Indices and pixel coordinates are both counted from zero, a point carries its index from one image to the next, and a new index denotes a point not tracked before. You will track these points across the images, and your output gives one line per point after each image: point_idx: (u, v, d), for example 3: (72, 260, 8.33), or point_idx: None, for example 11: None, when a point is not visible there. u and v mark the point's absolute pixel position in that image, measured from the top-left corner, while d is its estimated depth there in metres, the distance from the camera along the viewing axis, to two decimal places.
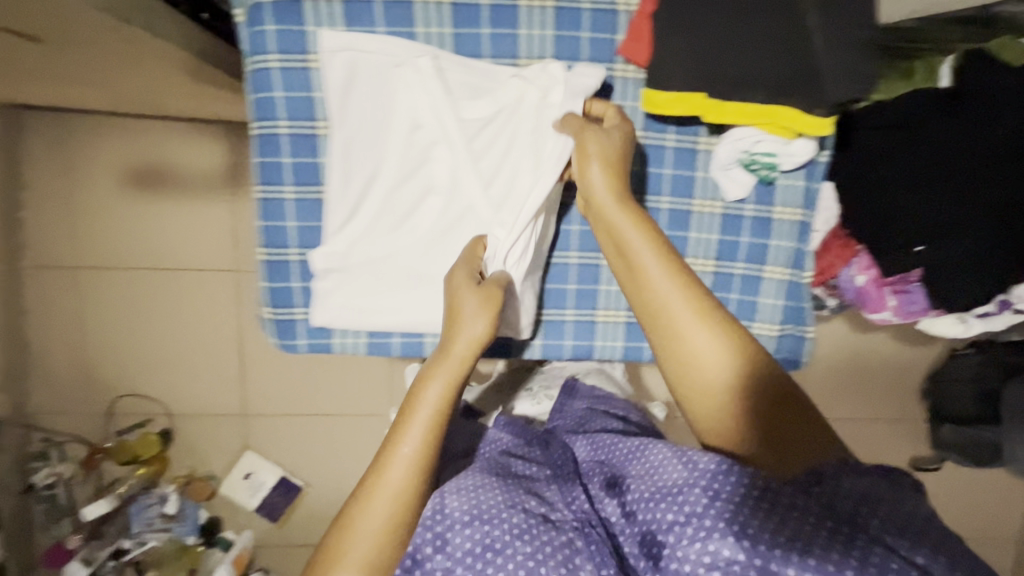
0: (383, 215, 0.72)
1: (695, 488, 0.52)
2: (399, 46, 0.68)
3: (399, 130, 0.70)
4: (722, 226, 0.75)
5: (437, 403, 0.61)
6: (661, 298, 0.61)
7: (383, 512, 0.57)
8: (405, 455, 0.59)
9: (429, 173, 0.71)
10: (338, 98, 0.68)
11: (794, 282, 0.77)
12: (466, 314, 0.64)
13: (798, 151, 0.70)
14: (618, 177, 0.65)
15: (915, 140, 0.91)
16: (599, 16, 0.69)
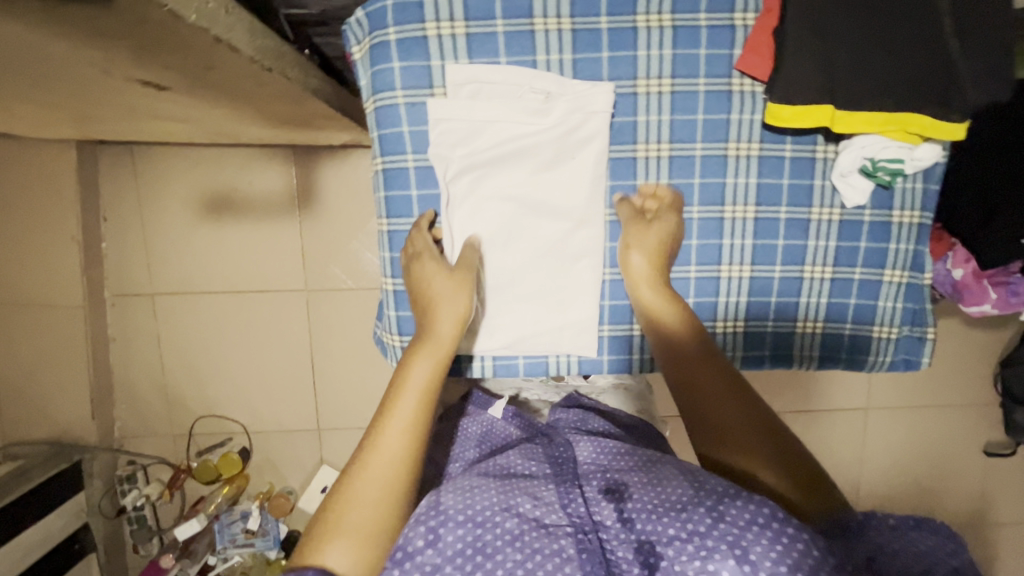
0: (503, 234, 0.74)
1: (701, 507, 0.54)
2: (521, 75, 0.69)
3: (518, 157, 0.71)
4: (840, 233, 0.76)
5: (424, 384, 0.64)
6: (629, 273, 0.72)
7: (382, 484, 0.58)
8: (404, 420, 0.61)
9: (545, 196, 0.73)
10: (460, 126, 0.70)
11: (913, 284, 0.78)
12: (442, 294, 0.69)
13: (923, 156, 0.70)
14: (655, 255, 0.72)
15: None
16: (716, 32, 0.70)
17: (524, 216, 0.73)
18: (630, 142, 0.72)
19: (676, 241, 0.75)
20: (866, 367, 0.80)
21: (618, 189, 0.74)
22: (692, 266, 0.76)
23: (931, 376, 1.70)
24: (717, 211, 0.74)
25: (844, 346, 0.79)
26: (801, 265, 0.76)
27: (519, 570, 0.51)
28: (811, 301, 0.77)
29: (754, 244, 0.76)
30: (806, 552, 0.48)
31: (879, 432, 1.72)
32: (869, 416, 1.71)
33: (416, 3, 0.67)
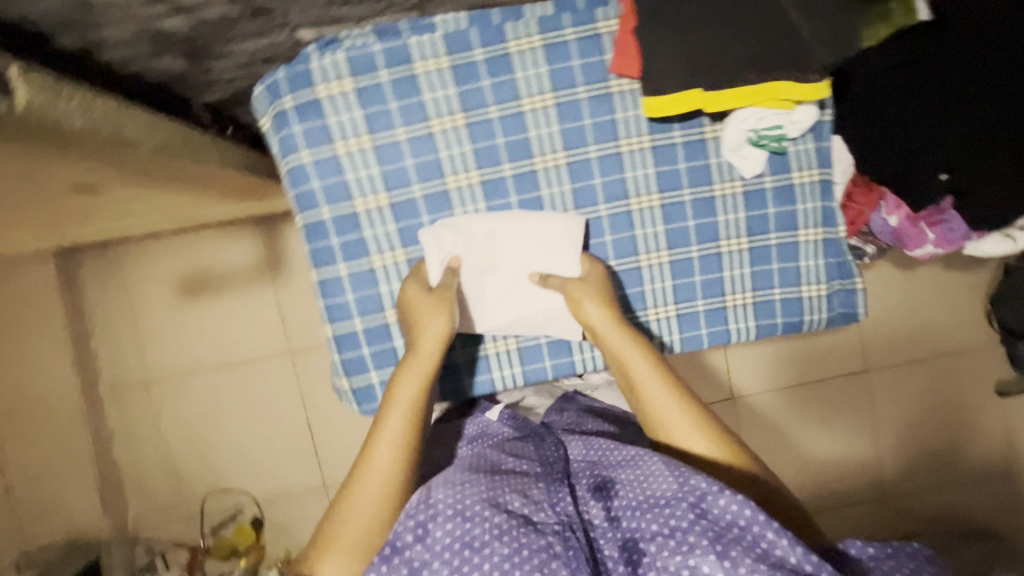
0: (483, 269, 0.76)
1: (683, 503, 0.55)
2: (447, 221, 0.75)
3: (474, 233, 0.75)
4: (746, 204, 0.78)
5: (410, 399, 0.68)
6: (615, 350, 0.70)
7: (373, 491, 0.64)
8: (392, 434, 0.66)
9: (502, 242, 0.76)
10: (446, 242, 0.74)
11: (831, 239, 0.80)
12: (424, 314, 0.71)
13: (800, 118, 0.74)
14: (608, 306, 0.72)
15: (926, 71, 0.89)
16: (585, 42, 0.74)
17: (490, 250, 0.75)
18: (526, 157, 0.76)
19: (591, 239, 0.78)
20: (805, 328, 0.82)
21: (526, 201, 0.77)
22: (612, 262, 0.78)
23: (924, 326, 1.68)
24: (623, 205, 0.78)
25: (777, 312, 0.80)
26: (717, 241, 0.79)
27: (506, 564, 0.54)
28: (735, 273, 0.79)
29: (666, 230, 0.78)
30: (780, 557, 0.52)
31: (886, 390, 1.68)
32: (871, 376, 1.68)
33: (305, 71, 0.74)
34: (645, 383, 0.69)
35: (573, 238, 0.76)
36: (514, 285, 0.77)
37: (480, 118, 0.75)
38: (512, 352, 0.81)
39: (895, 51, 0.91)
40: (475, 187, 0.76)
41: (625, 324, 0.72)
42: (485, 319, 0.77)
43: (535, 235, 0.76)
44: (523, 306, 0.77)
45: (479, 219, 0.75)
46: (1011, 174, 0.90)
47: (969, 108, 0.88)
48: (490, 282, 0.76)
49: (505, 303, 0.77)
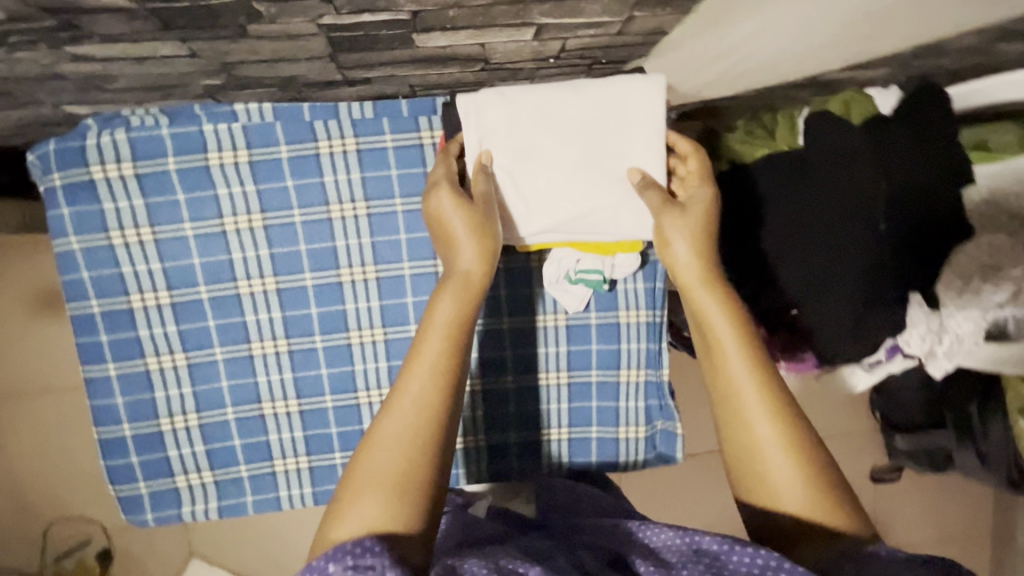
0: (529, 153, 0.60)
1: (698, 564, 0.44)
2: (522, 105, 0.59)
3: (524, 115, 0.59)
4: (568, 337, 0.74)
5: (446, 327, 0.51)
6: (701, 315, 0.55)
7: (393, 453, 0.46)
8: (413, 388, 0.49)
9: (559, 121, 0.60)
10: (495, 123, 0.59)
11: (654, 382, 0.76)
12: (460, 234, 0.55)
13: (624, 263, 0.68)
14: (698, 242, 0.57)
15: (777, 208, 0.92)
16: (404, 152, 0.68)
17: (554, 129, 0.60)
18: (331, 267, 0.70)
19: (397, 362, 0.72)
20: (621, 469, 0.78)
21: (327, 315, 0.70)
22: (384, 388, 0.72)
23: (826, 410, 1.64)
24: None
25: (592, 452, 0.77)
26: (535, 374, 0.75)
27: None
28: (550, 407, 0.76)
29: (479, 357, 0.73)
30: None
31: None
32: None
33: (78, 147, 0.65)
34: (726, 340, 0.53)
35: (630, 126, 0.60)
36: (590, 168, 0.60)
37: (280, 221, 0.68)
38: (302, 471, 0.73)
39: (745, 187, 0.95)
40: (270, 295, 0.69)
41: (711, 270, 0.56)
42: (533, 219, 0.61)
43: (601, 115, 0.60)
44: (589, 201, 0.61)
45: (534, 92, 0.59)
46: (864, 314, 0.88)
47: (816, 245, 0.89)
48: (541, 163, 0.60)
49: (565, 193, 0.61)
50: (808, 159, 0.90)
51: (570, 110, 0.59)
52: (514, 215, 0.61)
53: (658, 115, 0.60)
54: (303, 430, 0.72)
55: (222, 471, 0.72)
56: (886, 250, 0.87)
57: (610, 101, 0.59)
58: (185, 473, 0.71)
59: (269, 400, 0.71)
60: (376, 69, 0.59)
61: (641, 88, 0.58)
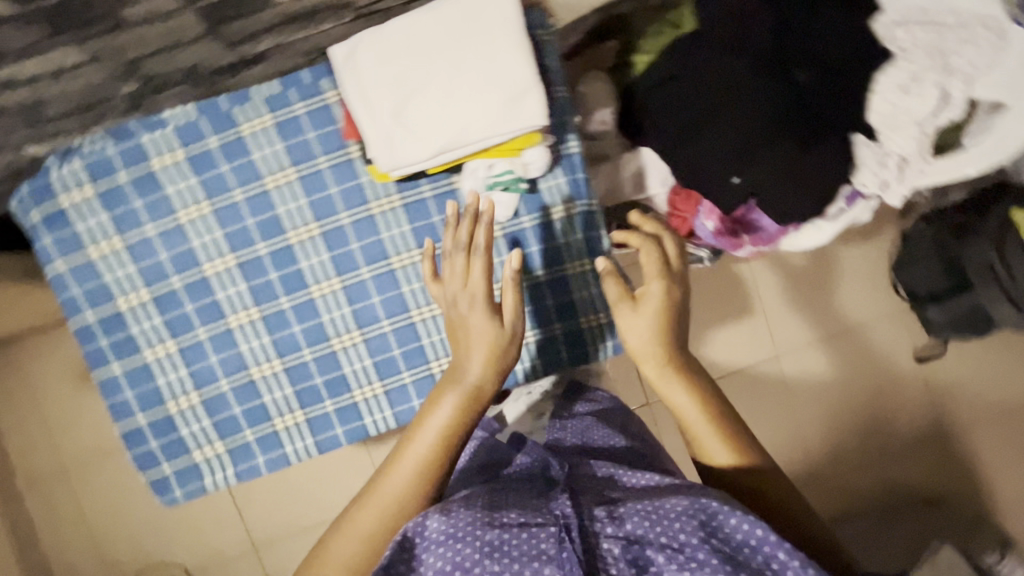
0: (403, 81, 0.66)
1: (692, 520, 0.57)
2: (386, 41, 0.66)
3: (391, 48, 0.66)
4: (509, 245, 0.78)
5: (443, 426, 0.69)
6: (658, 383, 0.74)
7: (381, 514, 0.66)
8: (408, 464, 0.68)
9: (422, 45, 0.66)
10: (366, 62, 0.67)
11: (601, 267, 0.80)
12: (467, 334, 0.69)
13: (532, 160, 0.73)
14: (663, 334, 0.72)
15: (694, 83, 0.92)
16: (316, 114, 0.75)
17: (419, 52, 0.66)
18: (279, 232, 0.77)
19: (359, 305, 0.78)
20: (594, 358, 0.82)
21: (286, 276, 0.78)
22: (355, 331, 0.79)
23: (850, 298, 1.56)
24: (385, 264, 0.78)
25: (560, 347, 0.80)
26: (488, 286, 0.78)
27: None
28: None
29: None
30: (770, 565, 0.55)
31: (825, 368, 1.55)
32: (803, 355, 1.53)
33: (45, 182, 0.75)
34: (681, 404, 0.73)
35: (486, 27, 0.65)
36: (459, 78, 0.66)
37: (226, 203, 0.76)
38: (301, 424, 0.80)
39: (659, 73, 0.96)
40: (232, 271, 0.77)
41: (665, 345, 0.72)
42: (421, 142, 0.67)
43: (456, 27, 0.65)
44: (466, 109, 0.66)
45: (395, 26, 0.66)
46: (800, 162, 0.89)
47: (738, 108, 0.89)
48: (414, 87, 0.66)
49: (443, 108, 0.66)
50: (714, 33, 0.90)
51: (428, 31, 0.65)
52: (403, 142, 0.68)
53: (509, 12, 0.65)
54: (292, 387, 0.79)
55: (231, 438, 0.79)
56: (802, 100, 0.88)
57: (462, 12, 0.65)
58: (199, 447, 0.79)
59: (256, 364, 0.78)
60: (262, 39, 0.67)
61: None
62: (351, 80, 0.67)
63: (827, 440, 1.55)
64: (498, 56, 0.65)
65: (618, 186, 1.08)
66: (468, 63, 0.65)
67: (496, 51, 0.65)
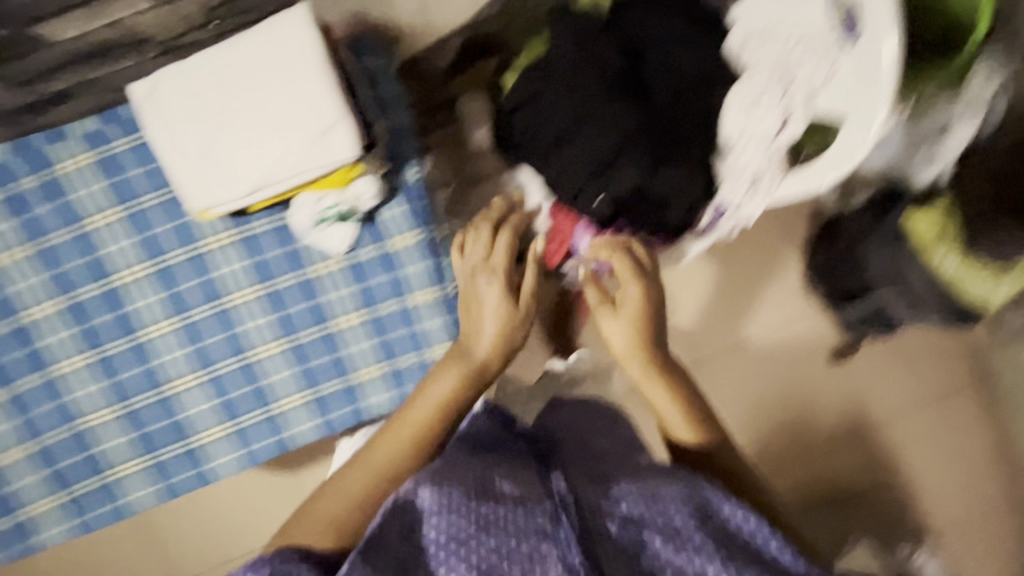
0: (209, 118, 0.64)
1: (685, 507, 0.58)
2: (187, 78, 0.64)
3: (193, 85, 0.64)
4: (349, 278, 0.78)
5: (442, 398, 0.74)
6: (657, 357, 0.88)
7: (405, 454, 0.71)
8: (412, 423, 0.73)
9: (226, 81, 0.64)
10: (168, 100, 0.64)
11: (444, 298, 0.80)
12: (484, 309, 0.76)
13: (360, 192, 0.71)
14: (656, 306, 0.91)
15: (553, 100, 0.90)
16: (138, 150, 0.72)
17: (223, 89, 0.64)
18: (109, 274, 0.75)
19: (200, 345, 0.78)
20: None
21: (121, 320, 0.76)
22: (197, 372, 0.79)
23: None
24: (223, 304, 0.78)
25: (407, 380, 0.82)
26: (329, 321, 0.79)
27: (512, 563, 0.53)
28: (354, 349, 0.80)
29: (274, 320, 0.79)
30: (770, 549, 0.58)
31: None
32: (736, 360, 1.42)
33: None
34: (651, 388, 0.87)
35: (286, 60, 0.62)
36: (265, 114, 0.64)
37: (47, 246, 0.74)
38: (148, 469, 0.80)
39: (522, 90, 0.93)
40: (62, 317, 0.76)
41: (642, 341, 0.88)
42: (232, 180, 0.65)
43: (258, 61, 0.63)
44: (276, 145, 0.64)
45: (196, 62, 0.64)
46: (656, 181, 0.88)
47: (594, 127, 0.87)
48: (221, 124, 0.64)
49: (252, 144, 0.64)
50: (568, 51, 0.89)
51: (230, 66, 0.63)
52: (215, 181, 0.65)
53: (308, 43, 0.62)
54: (136, 432, 0.79)
55: (76, 485, 0.79)
56: (656, 118, 0.87)
57: (261, 46, 0.62)
58: (45, 497, 0.79)
59: (96, 410, 0.78)
60: None
61: (284, 24, 0.62)
62: (154, 118, 0.64)
63: (775, 454, 1.41)
64: (302, 90, 0.63)
65: None
66: (272, 99, 0.63)
67: (299, 85, 0.63)
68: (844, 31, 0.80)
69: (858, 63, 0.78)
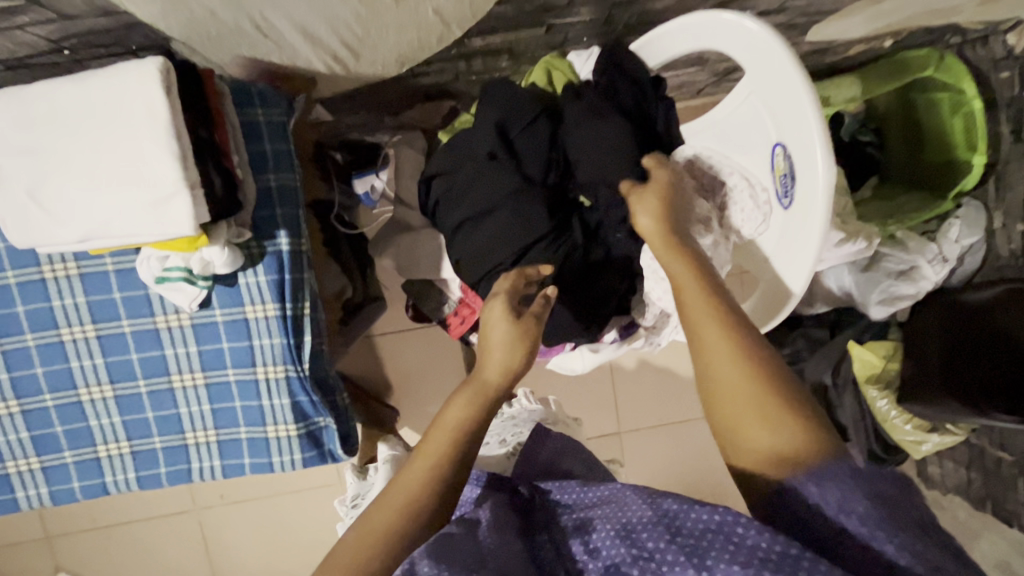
0: (41, 156, 0.58)
1: (654, 524, 0.49)
2: (24, 109, 0.57)
3: (29, 117, 0.57)
4: (197, 338, 0.71)
5: (456, 426, 0.57)
6: (682, 290, 0.62)
7: (403, 501, 0.51)
8: (407, 468, 0.54)
9: (65, 121, 0.57)
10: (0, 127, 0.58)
11: (296, 378, 0.73)
12: (494, 342, 0.65)
13: (213, 259, 0.65)
14: (663, 216, 0.73)
15: (468, 181, 0.82)
16: None
17: (60, 129, 0.57)
18: None
19: (17, 373, 0.71)
20: (277, 469, 0.76)
21: None
22: (11, 401, 0.71)
23: None
24: (53, 335, 0.70)
25: (244, 452, 0.75)
26: (167, 377, 0.72)
27: None
28: (192, 410, 0.74)
29: (105, 362, 0.71)
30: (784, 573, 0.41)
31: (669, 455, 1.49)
32: (648, 445, 1.38)
33: None
34: (688, 294, 0.60)
35: (133, 115, 0.57)
36: (103, 165, 0.58)
37: None
38: None
39: (442, 160, 0.85)
40: None
41: (669, 235, 0.70)
42: (57, 226, 0.59)
43: (103, 109, 0.57)
44: (108, 200, 0.58)
45: (37, 94, 0.57)
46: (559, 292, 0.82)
47: (503, 220, 0.80)
48: (53, 166, 0.58)
49: (83, 194, 0.58)
50: (494, 130, 0.80)
51: (72, 108, 0.57)
52: (40, 223, 0.59)
53: (157, 102, 0.56)
54: None
55: None
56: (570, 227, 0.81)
57: (109, 94, 0.56)
58: None
59: None
60: None
61: (137, 77, 0.56)
62: None
63: None
64: (145, 150, 0.57)
65: (414, 263, 1.02)
66: (113, 151, 0.57)
67: (142, 144, 0.57)
68: (779, 190, 0.74)
69: (786, 225, 0.74)
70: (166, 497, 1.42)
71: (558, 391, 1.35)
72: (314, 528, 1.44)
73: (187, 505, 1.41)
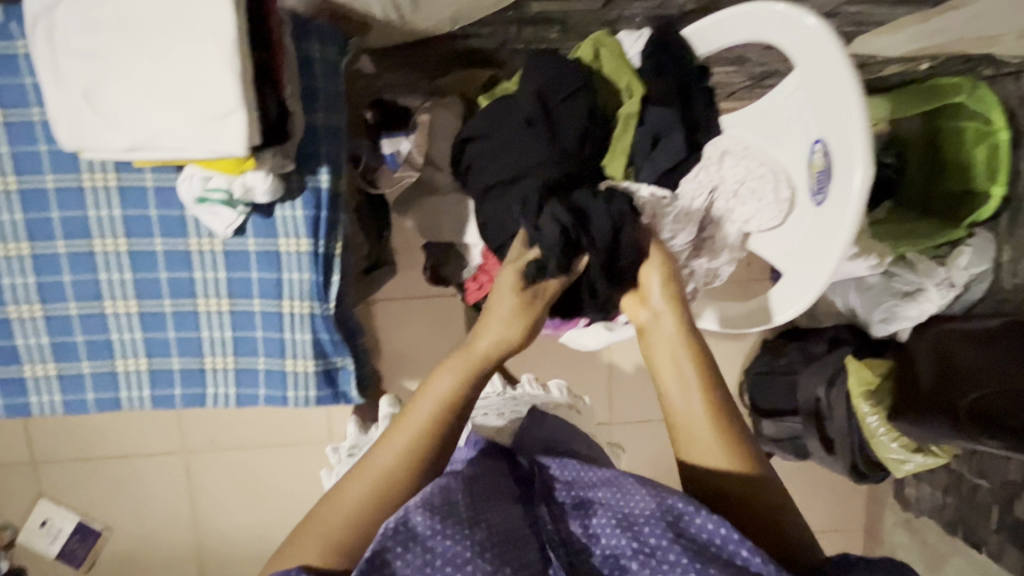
0: (101, 58, 0.58)
1: (659, 522, 0.51)
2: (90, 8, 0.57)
3: (94, 17, 0.57)
4: (227, 264, 0.72)
5: (441, 398, 0.60)
6: (670, 359, 0.63)
7: (384, 469, 0.56)
8: (391, 439, 0.58)
9: (129, 26, 0.57)
10: (64, 24, 0.58)
11: (319, 315, 0.74)
12: (497, 316, 0.68)
13: (252, 185, 0.66)
14: (672, 284, 0.72)
15: (506, 145, 0.82)
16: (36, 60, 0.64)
17: (123, 33, 0.58)
18: None
19: (46, 277, 0.71)
20: (291, 404, 0.77)
21: None
22: (36, 304, 0.71)
23: None
24: (85, 245, 0.71)
25: (260, 383, 0.76)
26: (193, 299, 0.73)
27: (454, 560, 0.48)
28: (213, 335, 0.74)
29: (134, 278, 0.72)
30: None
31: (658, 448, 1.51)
32: (641, 434, 1.41)
33: None
34: (679, 369, 0.62)
35: (198, 29, 0.57)
36: (161, 75, 0.58)
37: None
38: None
39: (481, 123, 0.85)
40: None
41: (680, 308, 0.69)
42: (106, 129, 0.60)
43: (168, 19, 0.57)
44: (161, 110, 0.59)
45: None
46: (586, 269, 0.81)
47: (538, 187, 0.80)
48: (111, 69, 0.58)
49: (137, 101, 0.59)
50: (537, 98, 0.80)
51: (138, 13, 0.57)
52: (90, 125, 0.60)
53: (223, 18, 0.57)
54: None
55: None
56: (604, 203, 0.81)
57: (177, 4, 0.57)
58: None
59: None
60: None
61: None
62: (42, 38, 0.58)
63: None
64: (205, 65, 0.57)
65: (438, 225, 1.02)
66: (172, 62, 0.58)
67: (203, 59, 0.57)
68: (813, 186, 0.76)
69: (815, 222, 0.76)
70: (158, 432, 1.42)
71: (558, 375, 1.36)
72: (301, 482, 1.45)
73: (179, 441, 1.42)
